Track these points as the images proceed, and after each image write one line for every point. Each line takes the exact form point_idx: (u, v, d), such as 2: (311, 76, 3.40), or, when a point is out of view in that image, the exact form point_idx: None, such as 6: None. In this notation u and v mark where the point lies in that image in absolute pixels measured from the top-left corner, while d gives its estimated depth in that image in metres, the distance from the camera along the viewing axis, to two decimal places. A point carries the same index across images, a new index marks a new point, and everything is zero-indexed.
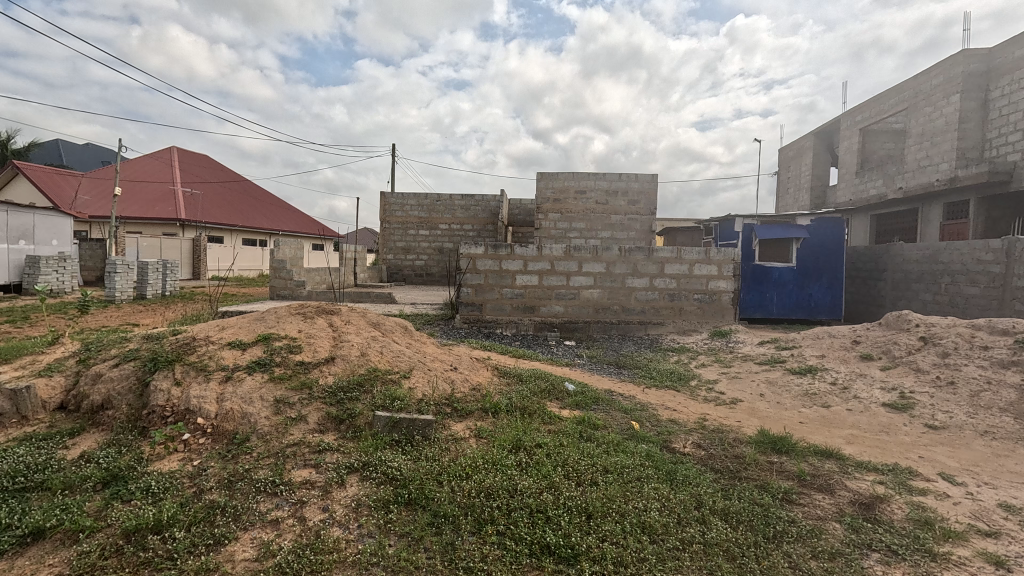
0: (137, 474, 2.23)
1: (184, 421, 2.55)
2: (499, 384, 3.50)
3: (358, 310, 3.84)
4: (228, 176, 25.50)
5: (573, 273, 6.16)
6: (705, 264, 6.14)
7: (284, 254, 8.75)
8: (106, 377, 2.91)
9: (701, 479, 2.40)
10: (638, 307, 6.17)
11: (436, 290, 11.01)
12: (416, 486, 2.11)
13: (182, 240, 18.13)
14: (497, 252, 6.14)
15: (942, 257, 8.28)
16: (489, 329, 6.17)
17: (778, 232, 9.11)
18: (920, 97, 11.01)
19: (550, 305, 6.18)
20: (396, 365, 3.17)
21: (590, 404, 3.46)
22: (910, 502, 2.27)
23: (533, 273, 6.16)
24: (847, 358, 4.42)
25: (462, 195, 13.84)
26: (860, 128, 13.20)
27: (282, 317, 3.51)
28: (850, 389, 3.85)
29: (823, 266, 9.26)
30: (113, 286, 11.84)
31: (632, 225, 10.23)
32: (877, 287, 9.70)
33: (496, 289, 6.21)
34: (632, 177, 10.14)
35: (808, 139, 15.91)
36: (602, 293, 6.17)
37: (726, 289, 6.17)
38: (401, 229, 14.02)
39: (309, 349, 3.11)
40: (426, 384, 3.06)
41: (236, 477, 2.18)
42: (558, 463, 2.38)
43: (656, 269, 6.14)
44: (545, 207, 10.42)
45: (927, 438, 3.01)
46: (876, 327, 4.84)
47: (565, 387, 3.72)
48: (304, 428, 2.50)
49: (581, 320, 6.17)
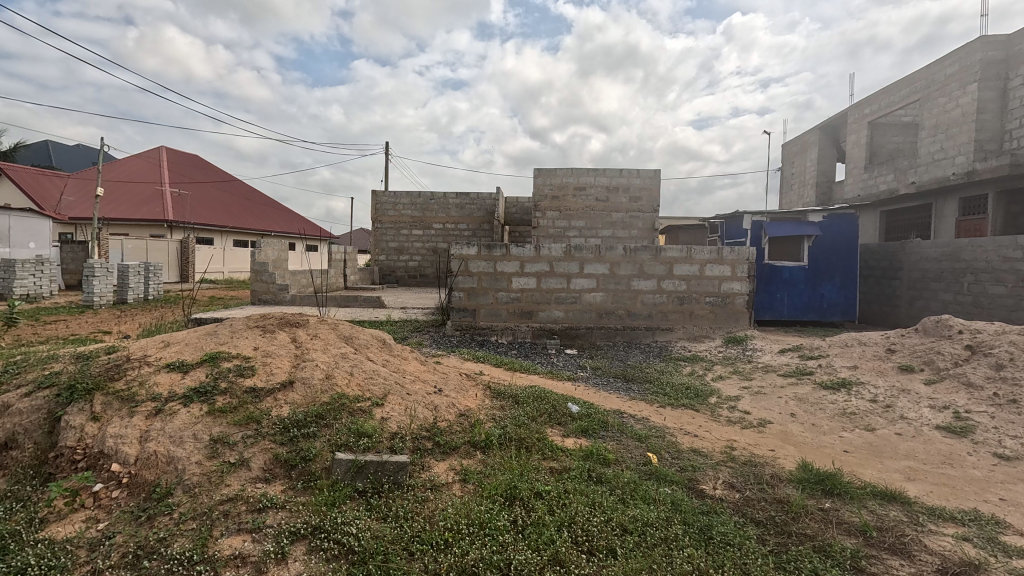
0: (19, 544, 1.71)
1: (95, 469, 2.04)
2: (491, 408, 2.99)
3: (330, 322, 3.34)
4: (219, 177, 24.96)
5: (574, 275, 5.67)
6: (717, 265, 5.64)
7: (266, 257, 8.25)
8: (13, 409, 2.40)
9: (745, 539, 1.89)
10: (644, 311, 5.68)
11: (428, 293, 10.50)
12: (379, 562, 1.60)
13: (169, 242, 17.58)
14: (491, 252, 5.64)
15: (964, 255, 7.80)
16: (483, 337, 5.67)
17: (789, 229, 8.62)
18: (933, 87, 10.54)
19: (549, 310, 5.69)
20: (369, 390, 2.66)
21: (598, 431, 2.96)
22: (1014, 570, 1.77)
23: (530, 276, 5.67)
24: (883, 370, 3.92)
25: (457, 194, 13.35)
26: (868, 122, 12.74)
27: (238, 332, 3.00)
28: (894, 408, 3.36)
29: (836, 266, 8.79)
30: (91, 290, 11.32)
31: (634, 223, 9.75)
32: (893, 287, 9.22)
33: (490, 293, 5.72)
34: (634, 173, 9.66)
35: (812, 133, 15.45)
36: (605, 296, 5.68)
37: (739, 291, 5.68)
38: (393, 229, 13.52)
39: (264, 372, 2.61)
40: (403, 413, 2.56)
41: (144, 551, 1.66)
42: (564, 521, 1.89)
43: (664, 271, 5.65)
44: (543, 205, 9.92)
45: (1003, 473, 2.52)
46: (913, 334, 4.35)
47: (568, 409, 3.22)
48: (245, 477, 1.99)
49: (582, 325, 5.68)
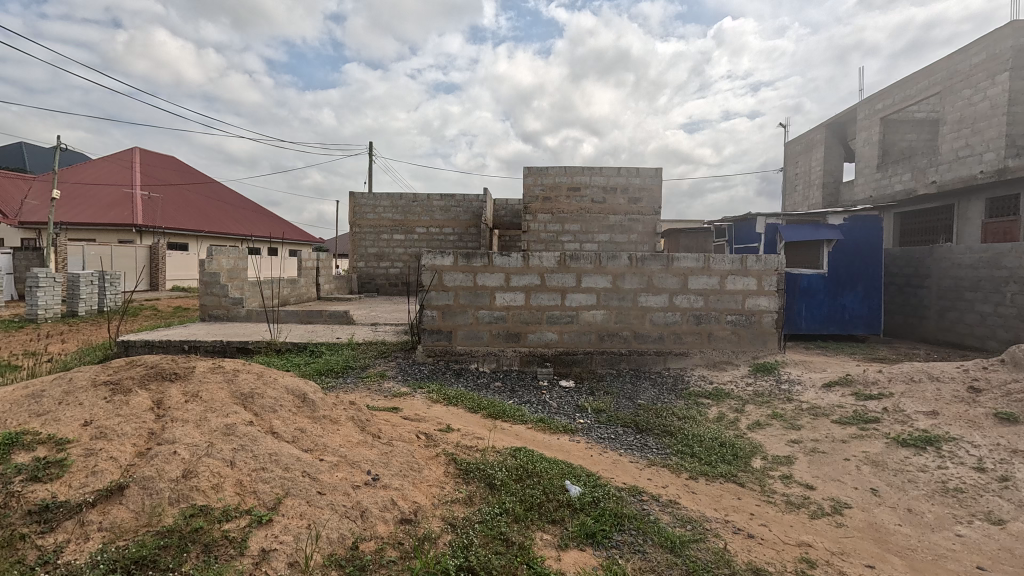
0: None
1: None
2: (452, 502, 2.02)
3: (228, 369, 2.39)
4: (195, 180, 23.85)
5: (570, 289, 4.72)
6: (740, 276, 4.72)
7: (220, 266, 7.23)
8: None
9: None
10: (654, 332, 4.75)
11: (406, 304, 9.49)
12: None
13: (136, 248, 16.48)
14: (470, 263, 4.70)
15: (1005, 261, 6.94)
16: (461, 364, 4.72)
17: (807, 232, 7.71)
18: (955, 79, 9.74)
19: (540, 333, 4.75)
20: (253, 495, 1.68)
21: (610, 535, 2.01)
22: None
23: (516, 291, 4.72)
24: (975, 420, 2.99)
25: (441, 195, 12.41)
26: (880, 118, 11.93)
27: (75, 394, 2.01)
28: (1015, 484, 2.41)
29: (858, 273, 7.92)
30: (35, 301, 10.23)
31: (633, 226, 8.84)
32: (920, 296, 8.37)
33: (469, 311, 4.75)
34: (633, 172, 8.76)
35: (818, 132, 14.63)
36: (607, 315, 4.74)
37: (767, 308, 4.76)
38: (373, 234, 12.54)
39: (82, 471, 1.62)
40: (300, 537, 1.57)
41: None
42: None
43: (677, 284, 4.72)
44: (534, 207, 8.97)
45: None
46: (998, 368, 3.45)
47: (566, 494, 2.26)
48: None
49: (580, 350, 4.74)
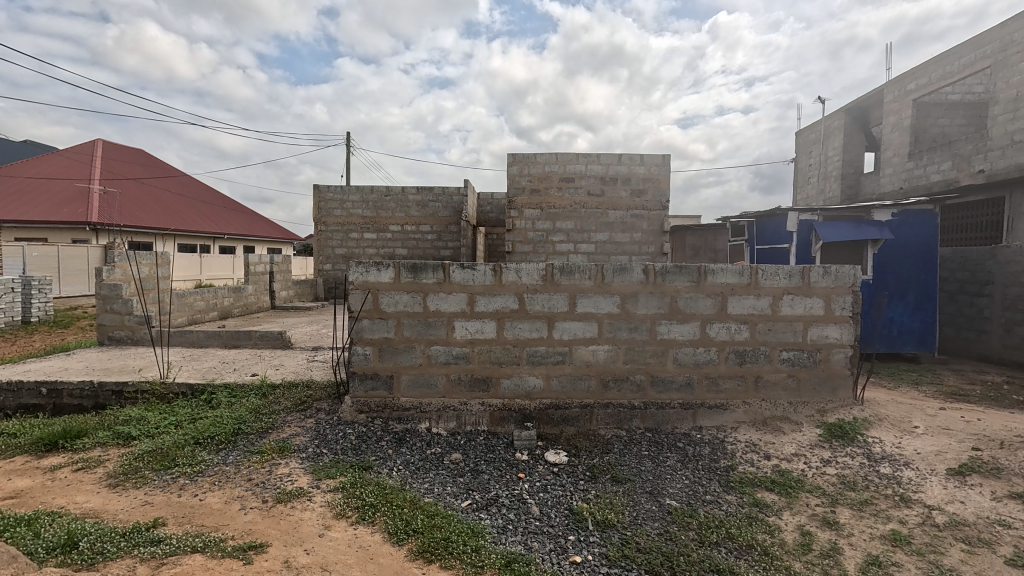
0: None
1: None
2: None
3: None
4: (162, 175, 22.30)
5: (560, 316, 3.31)
6: (800, 296, 3.34)
7: (125, 276, 5.73)
8: None
9: None
10: (679, 376, 3.36)
11: (325, 317, 7.87)
12: None
13: (88, 249, 14.88)
14: (417, 278, 3.29)
15: None
16: (404, 425, 3.31)
17: (850, 231, 6.30)
18: (1010, 51, 8.38)
19: (518, 377, 3.35)
20: None
21: None
22: None
23: (484, 319, 3.31)
24: None
25: (417, 189, 10.97)
26: (912, 100, 10.57)
27: None
28: None
29: (908, 279, 6.58)
30: None
31: (637, 224, 7.45)
32: (980, 306, 7.07)
33: (417, 348, 3.33)
34: (637, 159, 7.37)
35: (835, 118, 13.28)
36: (612, 352, 3.34)
37: (837, 341, 3.38)
38: (341, 232, 11.11)
39: None
40: None
41: None
42: None
43: (712, 307, 3.32)
44: (520, 201, 7.53)
45: None
46: None
47: None
48: None
49: (575, 402, 3.35)
